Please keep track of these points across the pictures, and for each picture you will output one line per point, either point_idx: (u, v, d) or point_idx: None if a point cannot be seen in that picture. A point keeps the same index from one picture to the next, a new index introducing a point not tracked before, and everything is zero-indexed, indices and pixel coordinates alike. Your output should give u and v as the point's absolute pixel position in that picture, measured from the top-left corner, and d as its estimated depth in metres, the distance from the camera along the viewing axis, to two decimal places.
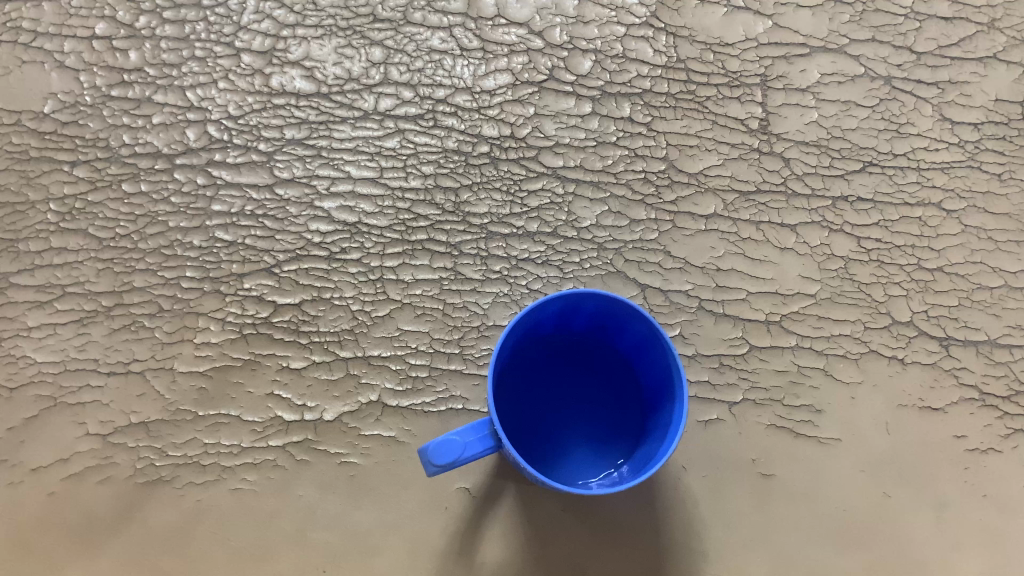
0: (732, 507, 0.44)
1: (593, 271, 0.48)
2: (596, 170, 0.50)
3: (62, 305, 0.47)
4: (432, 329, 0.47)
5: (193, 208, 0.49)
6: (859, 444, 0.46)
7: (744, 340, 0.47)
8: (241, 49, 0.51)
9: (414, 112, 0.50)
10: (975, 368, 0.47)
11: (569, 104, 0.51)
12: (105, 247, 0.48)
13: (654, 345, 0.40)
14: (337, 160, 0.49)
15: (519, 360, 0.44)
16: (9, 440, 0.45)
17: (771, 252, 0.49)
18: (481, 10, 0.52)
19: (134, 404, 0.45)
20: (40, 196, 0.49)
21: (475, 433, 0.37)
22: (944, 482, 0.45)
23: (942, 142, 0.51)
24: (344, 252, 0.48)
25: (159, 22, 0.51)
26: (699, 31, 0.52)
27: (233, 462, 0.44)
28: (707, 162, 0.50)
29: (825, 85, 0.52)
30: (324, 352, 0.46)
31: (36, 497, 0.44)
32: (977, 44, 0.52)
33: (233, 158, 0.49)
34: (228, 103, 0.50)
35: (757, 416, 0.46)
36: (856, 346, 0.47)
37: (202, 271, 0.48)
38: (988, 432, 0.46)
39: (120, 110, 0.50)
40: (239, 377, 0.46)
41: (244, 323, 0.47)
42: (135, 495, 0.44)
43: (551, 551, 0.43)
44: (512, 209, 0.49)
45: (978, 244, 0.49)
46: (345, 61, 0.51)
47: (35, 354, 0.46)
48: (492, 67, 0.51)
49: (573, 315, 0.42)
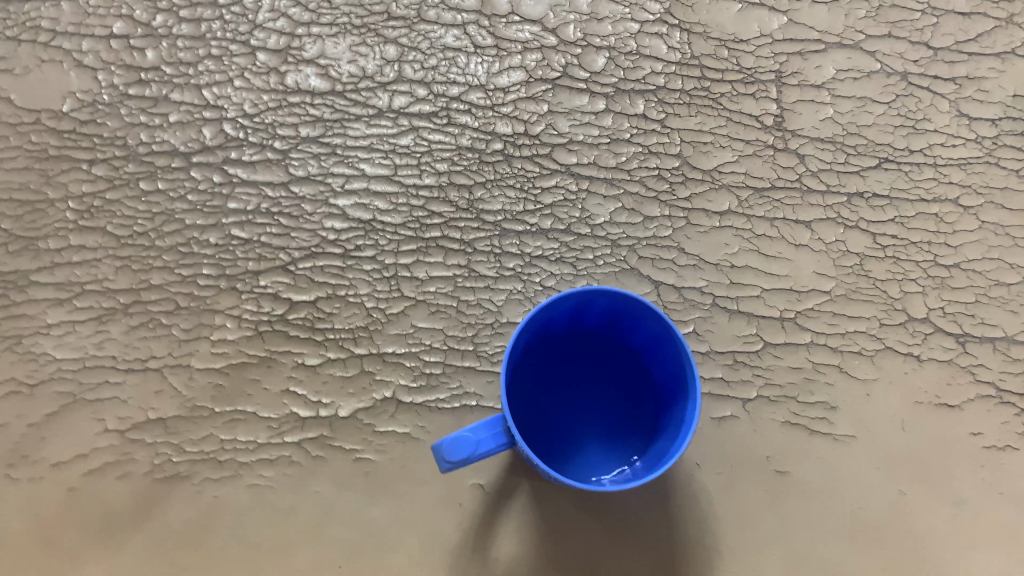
0: (745, 505, 0.44)
1: (607, 269, 0.48)
2: (609, 167, 0.50)
3: (81, 302, 0.47)
4: (446, 326, 0.47)
5: (210, 206, 0.49)
6: (874, 442, 0.45)
7: (758, 338, 0.47)
8: (256, 47, 0.51)
9: (428, 110, 0.50)
10: (993, 365, 0.47)
11: (582, 101, 0.51)
12: (123, 245, 0.48)
13: (667, 342, 0.40)
14: (351, 158, 0.50)
15: (531, 358, 0.44)
16: (30, 436, 0.45)
17: (785, 249, 0.49)
18: (495, 7, 0.52)
19: (152, 401, 0.46)
20: (59, 194, 0.49)
21: (489, 430, 0.37)
22: (960, 479, 0.45)
23: (959, 138, 0.50)
24: (359, 250, 0.48)
25: (175, 21, 0.52)
26: (713, 28, 0.52)
27: (249, 459, 0.45)
28: (721, 159, 0.50)
29: (841, 81, 0.51)
30: (339, 349, 0.47)
31: (57, 493, 0.44)
32: (994, 39, 0.52)
33: (249, 156, 0.50)
34: (244, 102, 0.50)
35: (772, 413, 0.46)
36: (872, 344, 0.47)
37: (219, 268, 0.48)
38: (1006, 430, 0.46)
39: (137, 109, 0.50)
40: (255, 374, 0.46)
41: (260, 320, 0.47)
42: (153, 490, 0.44)
43: (564, 547, 0.43)
44: (526, 206, 0.49)
45: (996, 240, 0.49)
46: (360, 59, 0.51)
47: (55, 351, 0.47)
48: (506, 64, 0.51)
49: (586, 311, 0.42)
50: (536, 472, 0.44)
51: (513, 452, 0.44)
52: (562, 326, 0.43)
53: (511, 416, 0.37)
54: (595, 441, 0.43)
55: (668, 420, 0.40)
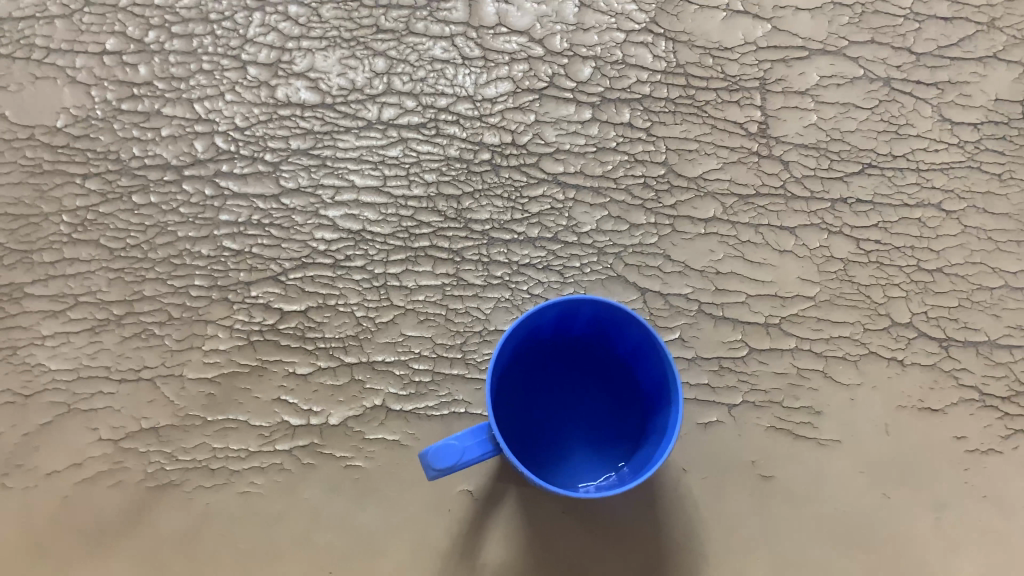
0: (731, 509, 0.44)
1: (593, 276, 0.49)
2: (596, 175, 0.50)
3: (75, 314, 0.48)
4: (435, 334, 0.48)
5: (201, 218, 0.50)
6: (858, 445, 0.46)
7: (743, 343, 0.47)
8: (247, 61, 0.52)
9: (417, 121, 0.51)
10: (976, 368, 0.47)
11: (569, 110, 0.51)
12: (116, 257, 0.49)
13: (650, 349, 0.40)
14: (341, 169, 0.50)
15: (519, 367, 0.45)
16: (25, 446, 0.46)
17: (770, 255, 0.49)
18: (482, 19, 0.53)
19: (145, 410, 0.47)
20: (53, 208, 0.50)
21: (474, 437, 0.38)
22: (944, 483, 0.45)
23: (942, 143, 0.51)
24: (348, 259, 0.49)
25: (167, 36, 0.52)
26: (698, 36, 0.53)
27: (241, 467, 0.45)
28: (706, 166, 0.51)
29: (825, 88, 0.52)
30: (329, 358, 0.47)
31: (51, 501, 0.45)
32: (977, 44, 0.52)
33: (240, 168, 0.50)
34: (235, 115, 0.51)
35: (757, 417, 0.46)
36: (856, 348, 0.47)
37: (211, 279, 0.49)
38: (989, 433, 0.46)
39: (130, 123, 0.51)
40: (246, 383, 0.47)
41: (252, 330, 0.48)
42: (146, 498, 0.45)
43: (552, 552, 0.44)
44: (513, 215, 0.50)
45: (978, 244, 0.49)
46: (349, 72, 0.52)
47: (49, 362, 0.47)
48: (493, 76, 0.52)
49: (571, 320, 0.43)
50: (524, 478, 0.44)
51: (500, 459, 0.45)
52: (549, 334, 0.44)
53: (498, 425, 0.37)
54: (583, 447, 0.44)
55: (653, 427, 0.41)
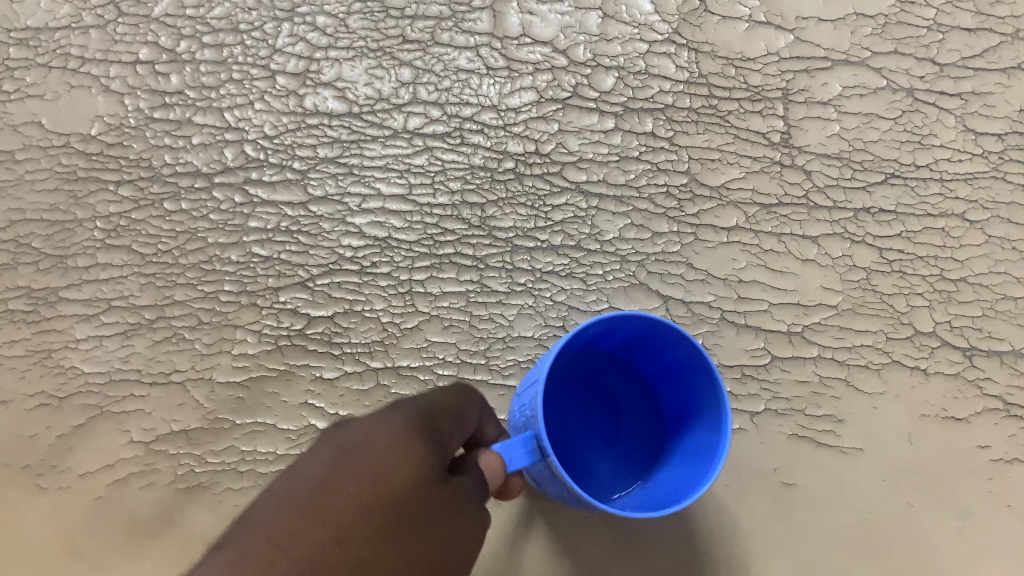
0: (755, 516, 0.45)
1: (615, 283, 0.49)
2: (618, 184, 0.51)
3: (107, 318, 0.49)
4: (459, 340, 0.48)
5: (231, 224, 0.51)
6: (881, 454, 0.46)
7: (766, 351, 0.48)
8: (276, 71, 0.53)
9: (442, 131, 0.52)
10: (1000, 378, 0.47)
11: (592, 120, 0.52)
12: (148, 263, 0.50)
13: (696, 368, 0.40)
14: (368, 177, 0.51)
15: (552, 377, 0.45)
16: (58, 447, 0.47)
17: (792, 263, 0.49)
18: (507, 29, 0.53)
19: (175, 413, 0.48)
20: (87, 214, 0.51)
21: (523, 448, 0.36)
22: (967, 492, 0.45)
23: (965, 152, 0.51)
24: (374, 266, 0.50)
25: (199, 47, 0.54)
26: (720, 47, 0.53)
27: (268, 469, 0.46)
28: (729, 175, 0.51)
29: (847, 98, 0.52)
30: (355, 363, 0.48)
31: (84, 501, 0.46)
32: (1000, 55, 0.52)
33: (269, 176, 0.51)
34: (265, 124, 0.52)
35: (779, 425, 0.46)
36: (879, 357, 0.48)
37: (240, 285, 0.50)
38: (1013, 443, 0.46)
39: (162, 131, 0.52)
40: (274, 387, 0.48)
41: (280, 334, 0.49)
42: (177, 499, 0.46)
43: (575, 555, 0.44)
44: (537, 223, 0.50)
45: (1002, 254, 0.49)
46: (376, 82, 0.53)
47: (82, 365, 0.48)
48: (517, 85, 0.52)
49: (611, 334, 0.43)
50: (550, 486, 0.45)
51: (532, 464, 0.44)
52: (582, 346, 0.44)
53: (548, 436, 0.36)
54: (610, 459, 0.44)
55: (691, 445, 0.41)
